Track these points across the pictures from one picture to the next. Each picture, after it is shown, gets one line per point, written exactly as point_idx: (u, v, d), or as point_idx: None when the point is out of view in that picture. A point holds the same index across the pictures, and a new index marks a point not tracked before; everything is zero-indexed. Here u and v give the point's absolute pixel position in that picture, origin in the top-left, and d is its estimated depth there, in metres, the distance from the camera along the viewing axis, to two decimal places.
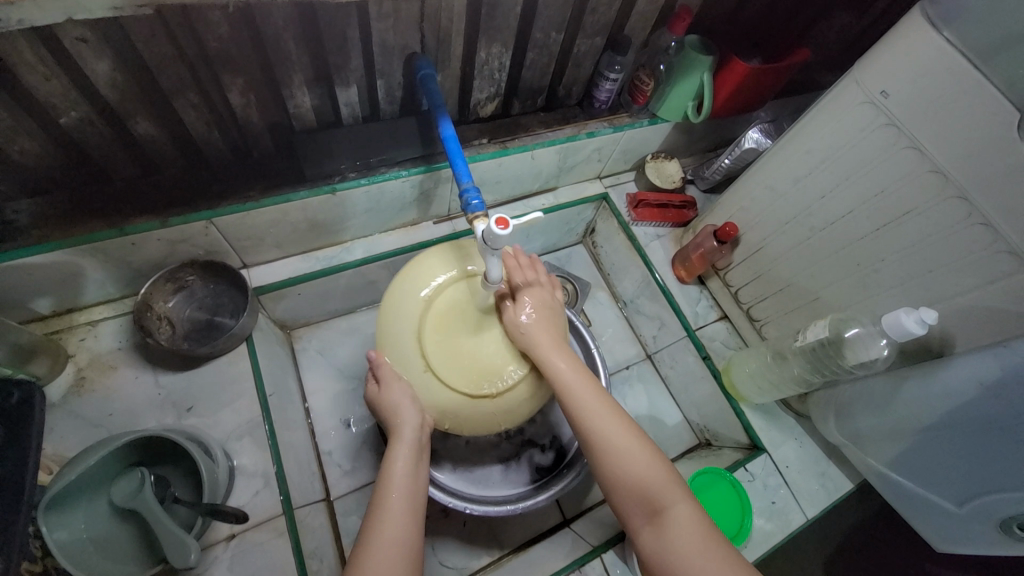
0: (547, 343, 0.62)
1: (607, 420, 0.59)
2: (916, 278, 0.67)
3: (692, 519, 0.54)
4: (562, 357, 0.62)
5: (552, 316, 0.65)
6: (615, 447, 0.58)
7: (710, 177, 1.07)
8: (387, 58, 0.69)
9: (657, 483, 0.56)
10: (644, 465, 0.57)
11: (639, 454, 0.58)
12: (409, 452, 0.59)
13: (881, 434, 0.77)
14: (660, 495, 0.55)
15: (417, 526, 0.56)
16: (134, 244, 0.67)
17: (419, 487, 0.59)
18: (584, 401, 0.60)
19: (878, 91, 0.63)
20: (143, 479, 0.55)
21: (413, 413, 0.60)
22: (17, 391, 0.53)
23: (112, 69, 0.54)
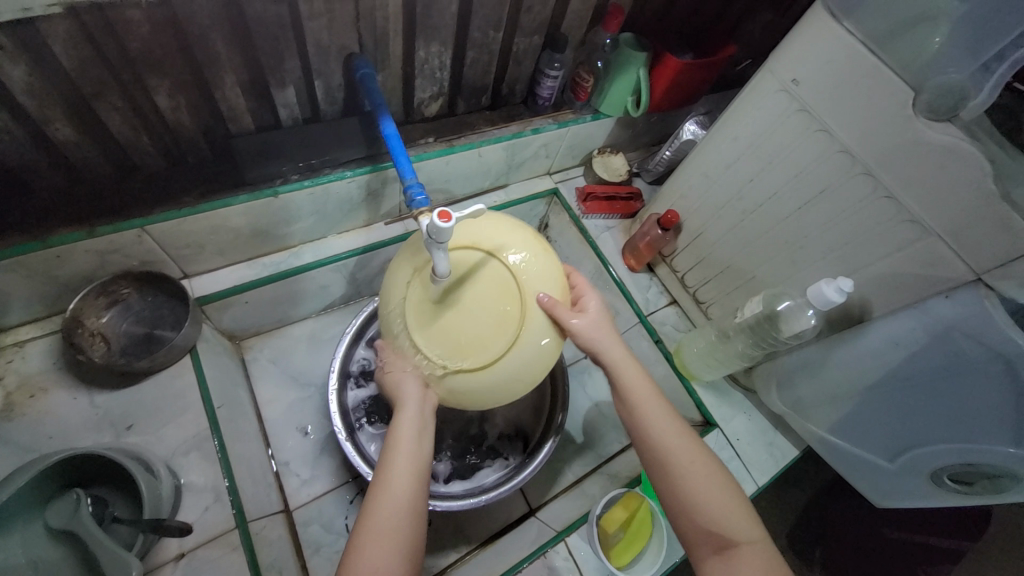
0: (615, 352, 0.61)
1: (677, 436, 0.57)
2: (836, 251, 0.72)
3: (762, 557, 0.51)
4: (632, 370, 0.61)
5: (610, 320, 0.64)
6: (683, 466, 0.56)
7: (654, 170, 1.12)
8: (323, 59, 0.69)
9: (725, 511, 0.53)
10: (713, 481, 0.55)
11: (708, 477, 0.55)
12: (415, 421, 0.57)
13: (820, 400, 0.83)
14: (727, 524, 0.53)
15: (421, 499, 0.54)
16: (59, 256, 0.63)
17: (424, 454, 0.56)
18: (650, 417, 0.58)
19: (791, 79, 0.68)
20: (79, 501, 0.53)
21: (413, 385, 0.59)
22: None
23: (30, 75, 0.52)
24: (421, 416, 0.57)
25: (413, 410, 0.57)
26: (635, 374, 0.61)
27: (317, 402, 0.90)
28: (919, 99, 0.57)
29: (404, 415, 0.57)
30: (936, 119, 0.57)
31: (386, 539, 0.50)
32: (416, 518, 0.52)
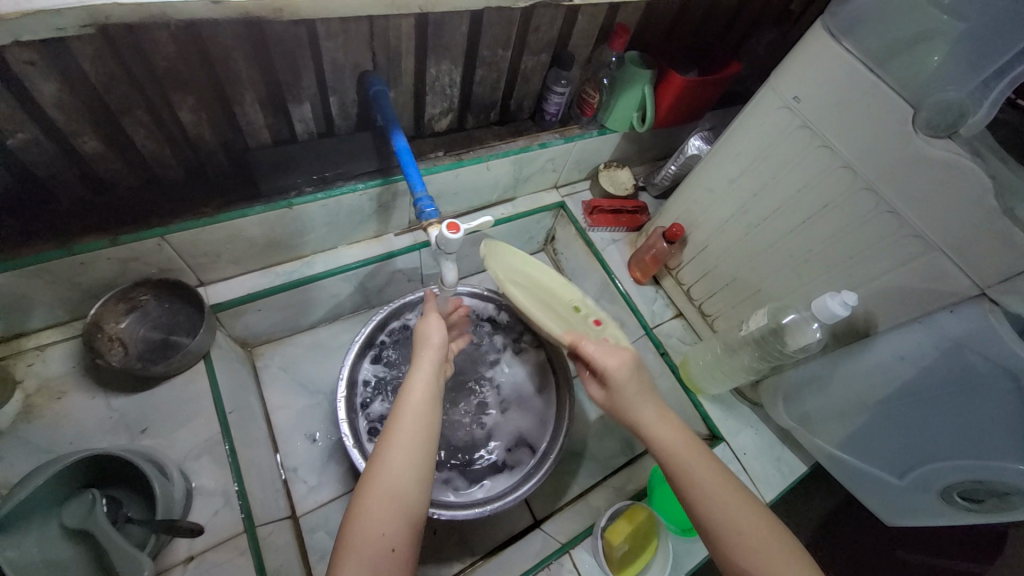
0: (645, 411, 0.62)
1: (737, 503, 0.54)
2: (841, 265, 0.73)
3: None
4: (668, 428, 0.60)
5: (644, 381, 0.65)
6: (734, 531, 0.53)
7: (660, 183, 1.14)
8: (339, 76, 0.71)
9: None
10: (766, 543, 0.52)
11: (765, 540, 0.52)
12: (426, 388, 0.60)
13: (827, 415, 0.83)
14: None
15: (427, 467, 0.55)
16: (83, 263, 0.66)
17: (431, 414, 0.59)
18: (694, 477, 0.56)
19: (792, 97, 0.69)
20: (95, 501, 0.55)
21: (434, 351, 0.64)
22: None
23: (60, 90, 0.55)
24: (430, 380, 0.61)
25: (426, 375, 0.62)
26: (673, 431, 0.60)
27: (325, 409, 0.91)
28: (918, 116, 0.58)
29: (414, 382, 0.61)
30: (936, 136, 0.58)
31: (380, 509, 0.51)
32: (410, 485, 0.53)
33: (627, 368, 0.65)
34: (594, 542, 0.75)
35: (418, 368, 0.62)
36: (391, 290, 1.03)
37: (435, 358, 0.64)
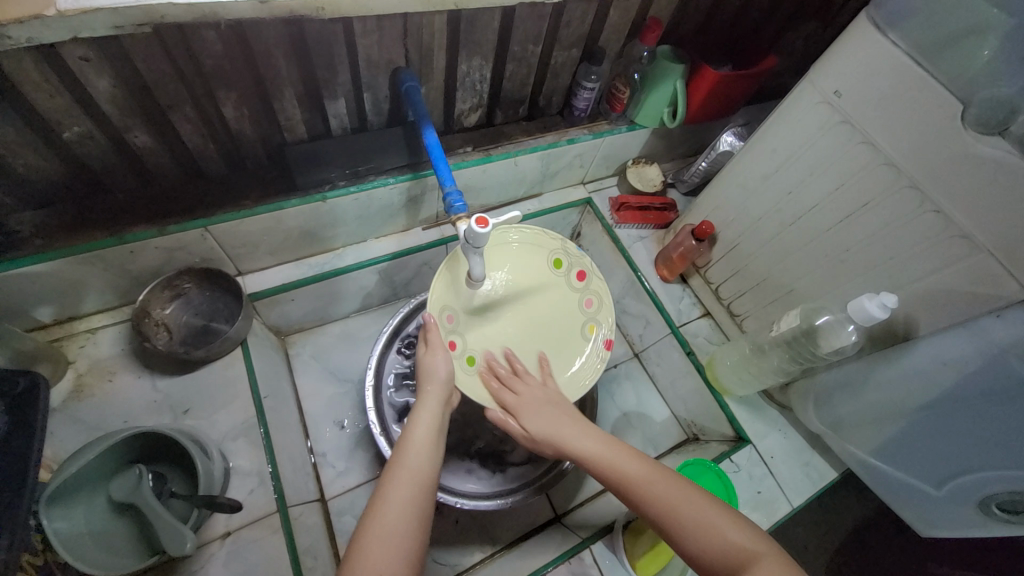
0: (568, 429, 0.64)
1: (664, 479, 0.55)
2: (879, 266, 0.70)
3: None
4: (589, 438, 0.62)
5: (564, 407, 0.67)
6: (669, 506, 0.52)
7: (689, 180, 1.12)
8: (373, 73, 0.73)
9: (724, 540, 0.49)
10: (702, 510, 0.51)
11: (699, 508, 0.51)
12: (432, 424, 0.61)
13: (861, 420, 0.80)
14: (735, 555, 0.47)
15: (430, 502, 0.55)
16: (133, 251, 0.69)
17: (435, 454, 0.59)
18: (625, 470, 0.57)
19: (832, 91, 0.67)
20: (142, 475, 0.58)
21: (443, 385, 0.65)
22: (23, 379, 0.52)
23: (114, 86, 0.58)
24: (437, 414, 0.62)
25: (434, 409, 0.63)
26: (594, 435, 0.62)
27: (353, 398, 0.94)
28: (967, 112, 0.56)
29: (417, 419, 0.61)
30: (986, 133, 0.55)
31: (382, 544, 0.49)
32: (412, 522, 0.52)
33: (542, 398, 0.68)
34: (614, 540, 0.75)
35: (422, 407, 0.63)
36: (418, 283, 1.05)
37: (441, 396, 0.64)
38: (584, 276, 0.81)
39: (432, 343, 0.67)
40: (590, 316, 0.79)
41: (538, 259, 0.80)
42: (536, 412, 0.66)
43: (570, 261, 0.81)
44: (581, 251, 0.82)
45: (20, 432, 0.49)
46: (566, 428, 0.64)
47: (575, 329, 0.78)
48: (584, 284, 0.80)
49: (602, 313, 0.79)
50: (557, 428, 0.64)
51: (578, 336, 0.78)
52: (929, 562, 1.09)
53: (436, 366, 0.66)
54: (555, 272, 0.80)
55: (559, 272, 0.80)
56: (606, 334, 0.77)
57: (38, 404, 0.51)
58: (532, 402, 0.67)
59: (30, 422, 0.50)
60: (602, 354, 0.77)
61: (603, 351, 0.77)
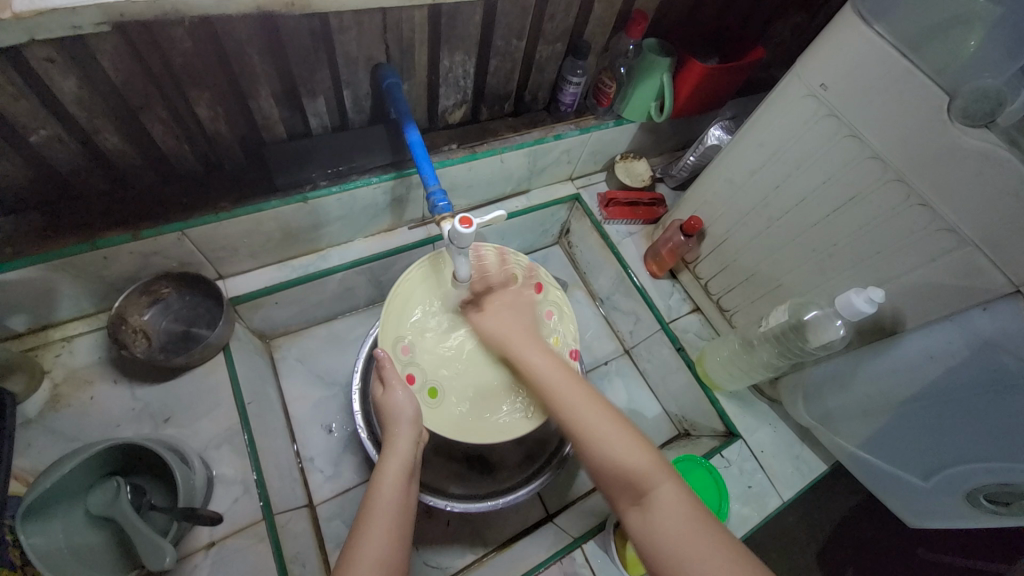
0: (518, 340, 0.69)
1: (589, 404, 0.62)
2: (867, 260, 0.70)
3: (674, 497, 0.54)
4: (536, 352, 0.68)
5: (525, 318, 0.73)
6: (594, 428, 0.59)
7: (678, 175, 1.11)
8: (352, 69, 0.71)
9: (633, 462, 0.57)
10: (618, 434, 0.59)
11: (616, 433, 0.59)
12: (402, 466, 0.62)
13: (849, 414, 0.80)
14: (639, 477, 0.56)
15: (399, 552, 0.56)
16: (106, 257, 0.67)
17: (407, 503, 0.60)
18: (562, 390, 0.64)
19: (818, 84, 0.66)
20: (119, 488, 0.56)
21: (406, 430, 0.64)
22: None
23: (79, 87, 0.55)
24: (404, 458, 0.63)
25: (403, 451, 0.63)
26: (539, 349, 0.69)
27: (341, 401, 0.92)
28: (953, 105, 0.55)
29: (390, 461, 0.62)
30: (971, 126, 0.55)
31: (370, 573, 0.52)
32: (399, 559, 0.55)
33: (507, 303, 0.74)
34: (605, 539, 0.75)
35: (394, 449, 0.63)
36: None
37: (413, 435, 0.65)
38: (542, 288, 0.79)
39: (386, 381, 0.68)
40: (553, 329, 0.78)
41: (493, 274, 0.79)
42: (496, 313, 0.73)
43: (523, 272, 0.79)
44: (532, 261, 0.81)
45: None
46: (518, 335, 0.70)
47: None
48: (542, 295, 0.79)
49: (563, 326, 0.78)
50: (510, 330, 0.71)
51: None
52: (917, 548, 1.10)
53: (399, 404, 0.66)
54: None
55: (514, 286, 0.79)
56: (570, 345, 0.77)
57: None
58: (499, 302, 0.74)
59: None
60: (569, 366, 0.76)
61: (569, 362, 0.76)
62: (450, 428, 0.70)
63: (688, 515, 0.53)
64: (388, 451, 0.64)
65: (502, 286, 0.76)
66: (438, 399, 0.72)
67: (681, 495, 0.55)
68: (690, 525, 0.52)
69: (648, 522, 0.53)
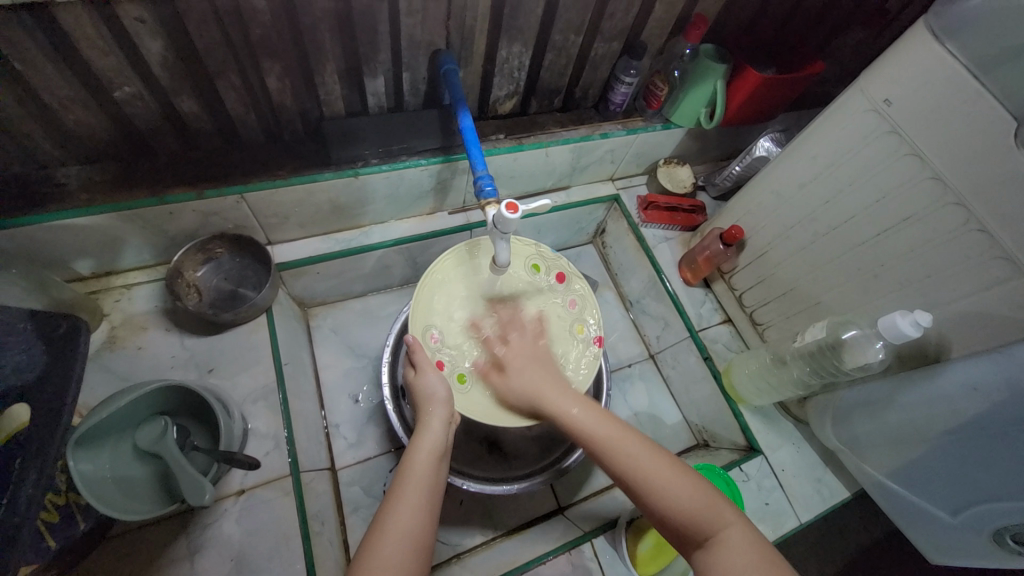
0: (548, 388, 0.67)
1: (641, 450, 0.60)
2: (915, 283, 0.69)
3: (742, 540, 0.53)
4: (576, 404, 0.66)
5: (548, 366, 0.71)
6: (654, 475, 0.58)
7: (721, 184, 1.10)
8: (413, 53, 0.73)
9: (694, 507, 0.55)
10: (674, 480, 0.57)
11: (677, 480, 0.57)
12: (433, 444, 0.63)
13: (879, 441, 0.78)
14: (706, 521, 0.54)
15: (427, 528, 0.56)
16: (171, 213, 0.71)
17: (437, 482, 0.61)
18: (615, 441, 0.62)
19: (882, 99, 0.65)
20: (166, 427, 0.59)
21: (441, 408, 0.66)
22: (65, 322, 0.49)
23: (164, 49, 0.59)
24: (438, 437, 0.63)
25: (435, 433, 0.63)
26: (572, 396, 0.67)
27: (369, 374, 0.95)
28: (1022, 130, 0.54)
29: (424, 439, 0.63)
30: None
31: (397, 547, 0.53)
32: (426, 534, 0.56)
33: (527, 354, 0.72)
34: (616, 536, 0.75)
35: (427, 427, 0.64)
36: None
37: (446, 415, 0.66)
38: (564, 278, 0.82)
39: (417, 365, 0.69)
40: (578, 318, 0.80)
41: (517, 267, 0.81)
42: (520, 370, 0.70)
43: (547, 264, 0.82)
44: (556, 253, 0.83)
45: (55, 377, 0.46)
46: (548, 388, 0.67)
47: (565, 333, 0.78)
48: (565, 285, 0.82)
49: (587, 314, 0.80)
50: (536, 384, 0.68)
51: (568, 335, 0.78)
52: None
53: (431, 385, 0.67)
54: (534, 277, 0.81)
55: (538, 276, 0.81)
56: (594, 332, 0.78)
57: (80, 350, 0.49)
58: (518, 357, 0.72)
59: (68, 369, 0.47)
60: (593, 352, 0.77)
61: (594, 349, 0.77)
62: (478, 412, 0.70)
63: (757, 559, 0.51)
64: (421, 428, 0.64)
65: (517, 340, 0.74)
66: (467, 384, 0.72)
67: (747, 537, 0.53)
68: (760, 568, 0.50)
69: (716, 567, 0.51)
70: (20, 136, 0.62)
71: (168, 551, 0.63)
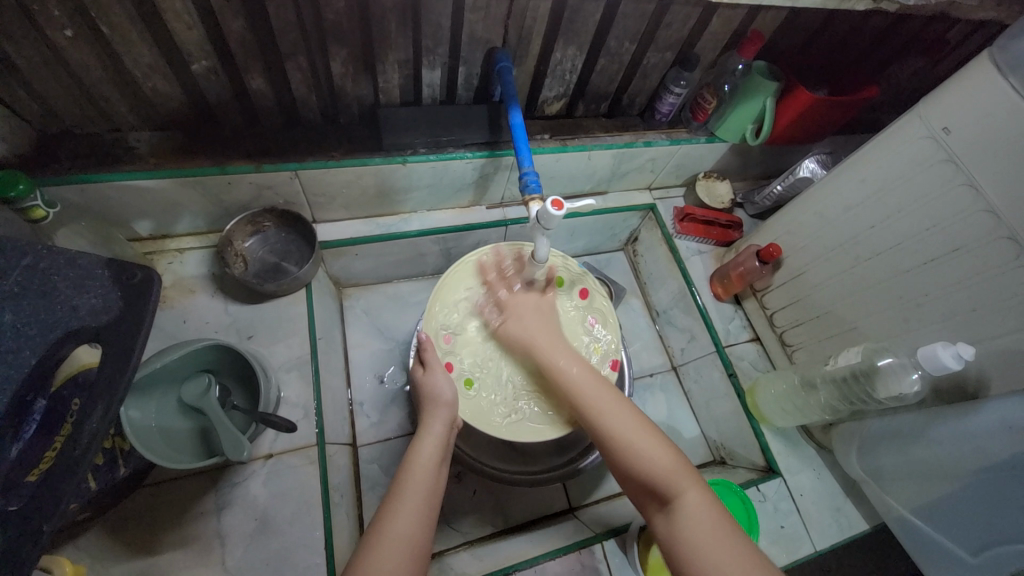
0: (543, 341, 0.71)
1: (616, 411, 0.63)
2: (959, 316, 0.68)
3: (699, 505, 0.55)
4: (565, 358, 0.69)
5: (549, 320, 0.74)
6: (625, 436, 0.61)
7: (760, 203, 1.10)
8: (471, 48, 0.76)
9: (659, 471, 0.57)
10: (643, 442, 0.60)
11: (647, 444, 0.60)
12: (434, 450, 0.63)
13: (903, 474, 0.77)
14: (667, 486, 0.57)
15: (426, 532, 0.57)
16: (229, 183, 0.75)
17: (438, 486, 0.61)
18: (595, 401, 0.64)
19: (941, 127, 0.64)
20: (210, 385, 0.62)
21: (444, 411, 0.66)
22: (139, 271, 0.44)
23: (244, 27, 0.62)
24: (439, 440, 0.64)
25: (433, 440, 0.64)
26: (560, 350, 0.70)
27: (396, 357, 0.97)
28: None
29: (424, 443, 0.63)
30: None
31: (397, 552, 0.53)
32: (425, 539, 0.56)
33: (532, 305, 0.75)
34: (627, 541, 0.75)
35: (428, 431, 0.65)
36: None
37: (447, 419, 0.66)
38: (586, 295, 0.81)
39: (427, 364, 0.70)
40: (595, 337, 0.78)
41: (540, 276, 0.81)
42: (520, 317, 0.74)
43: (572, 279, 0.82)
44: (582, 269, 0.83)
45: (128, 327, 0.42)
46: (543, 339, 0.71)
47: (581, 352, 0.77)
48: (586, 302, 0.81)
49: (606, 335, 0.78)
50: (534, 334, 0.72)
51: (583, 355, 0.77)
52: None
53: (439, 387, 0.68)
54: (557, 290, 0.81)
55: (561, 290, 0.81)
56: (611, 354, 0.77)
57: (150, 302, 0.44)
58: (521, 305, 0.75)
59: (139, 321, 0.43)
60: (607, 376, 0.75)
61: (608, 373, 0.76)
62: (475, 417, 0.70)
63: (717, 527, 0.53)
64: (423, 432, 0.65)
65: (524, 289, 0.77)
66: (474, 389, 0.73)
67: (705, 502, 0.55)
68: (717, 532, 0.53)
69: (674, 529, 0.54)
70: (101, 99, 0.67)
71: (197, 504, 0.66)
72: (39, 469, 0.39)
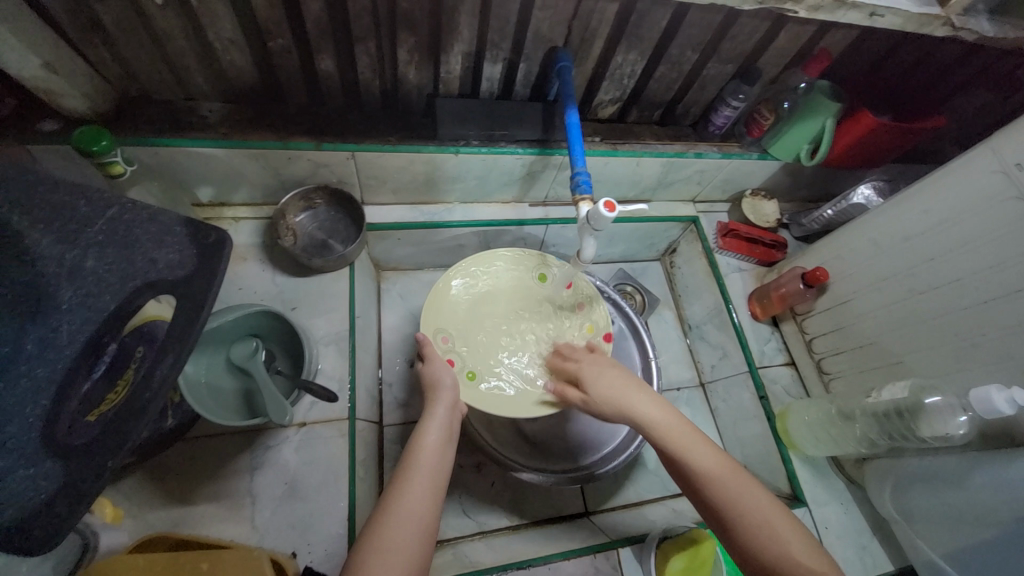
0: (636, 395, 0.64)
1: (732, 475, 0.57)
2: (1016, 360, 0.65)
3: None
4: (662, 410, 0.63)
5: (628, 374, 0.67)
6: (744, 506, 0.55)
7: (807, 225, 1.07)
8: (534, 47, 0.77)
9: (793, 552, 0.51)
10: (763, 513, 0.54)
11: (772, 517, 0.54)
12: (439, 431, 0.63)
13: (937, 518, 0.73)
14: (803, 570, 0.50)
15: (433, 513, 0.56)
16: (289, 158, 0.77)
17: (443, 468, 0.60)
18: (706, 461, 0.58)
19: (1015, 163, 0.62)
20: (258, 348, 0.64)
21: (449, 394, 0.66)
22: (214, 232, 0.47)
23: (322, 9, 0.65)
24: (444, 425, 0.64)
25: (437, 422, 0.64)
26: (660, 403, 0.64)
27: None
28: None
29: (430, 424, 0.63)
30: None
31: (403, 529, 0.53)
32: (433, 520, 0.56)
33: (600, 364, 0.69)
34: (644, 550, 0.75)
35: (432, 415, 0.65)
36: None
37: (450, 401, 0.66)
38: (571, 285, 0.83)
39: (427, 357, 0.70)
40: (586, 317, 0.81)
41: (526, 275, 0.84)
42: (601, 378, 0.67)
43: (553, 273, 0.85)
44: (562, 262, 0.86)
45: (199, 280, 0.45)
46: (632, 395, 0.64)
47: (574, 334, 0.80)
48: (573, 291, 0.83)
49: (596, 314, 0.81)
50: (621, 392, 0.65)
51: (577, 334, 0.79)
52: None
53: (439, 374, 0.68)
54: (543, 285, 0.84)
55: (546, 284, 0.84)
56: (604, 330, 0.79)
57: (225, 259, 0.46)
58: (590, 368, 0.69)
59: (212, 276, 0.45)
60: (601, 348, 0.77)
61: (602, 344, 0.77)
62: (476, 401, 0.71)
63: None
64: (428, 415, 0.65)
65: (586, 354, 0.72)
66: (478, 381, 0.73)
67: None
68: None
69: None
70: (180, 68, 0.70)
71: (231, 462, 0.68)
72: (101, 410, 0.41)
